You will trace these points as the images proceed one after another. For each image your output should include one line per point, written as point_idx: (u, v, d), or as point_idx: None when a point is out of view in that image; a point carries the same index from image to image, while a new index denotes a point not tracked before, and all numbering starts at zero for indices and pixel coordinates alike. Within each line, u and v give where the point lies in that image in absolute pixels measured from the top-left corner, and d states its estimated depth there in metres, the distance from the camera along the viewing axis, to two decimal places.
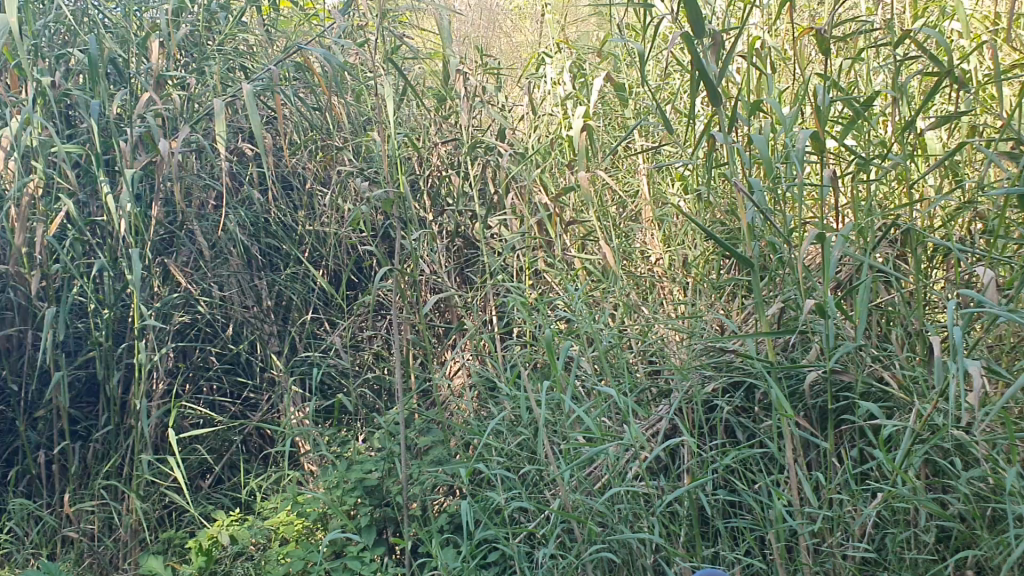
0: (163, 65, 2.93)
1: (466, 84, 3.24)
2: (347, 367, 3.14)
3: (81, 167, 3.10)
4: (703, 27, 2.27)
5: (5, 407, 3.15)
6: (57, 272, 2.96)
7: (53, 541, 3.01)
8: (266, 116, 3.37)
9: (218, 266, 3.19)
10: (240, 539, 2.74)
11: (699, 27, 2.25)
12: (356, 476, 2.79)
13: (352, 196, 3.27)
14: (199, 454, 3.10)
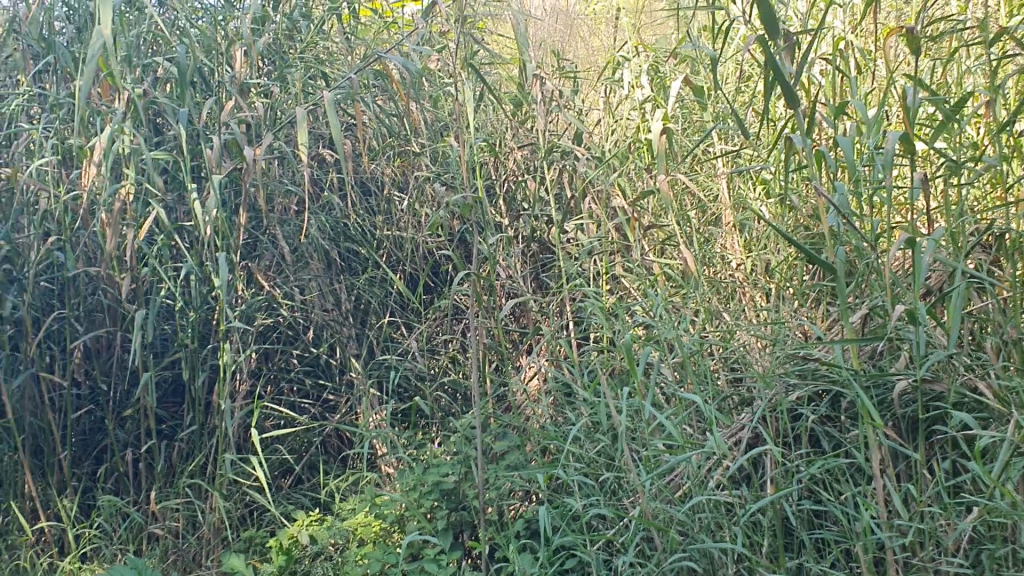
0: (247, 73, 2.99)
1: (543, 89, 3.23)
2: (424, 371, 3.15)
3: (169, 173, 3.19)
4: (781, 29, 2.22)
5: (95, 407, 3.24)
6: (146, 276, 3.04)
7: (140, 538, 3.09)
8: (346, 122, 3.42)
9: (299, 270, 3.25)
10: (319, 540, 2.79)
11: (776, 29, 2.21)
12: (433, 479, 2.78)
13: (430, 201, 3.29)
14: (281, 455, 3.16)
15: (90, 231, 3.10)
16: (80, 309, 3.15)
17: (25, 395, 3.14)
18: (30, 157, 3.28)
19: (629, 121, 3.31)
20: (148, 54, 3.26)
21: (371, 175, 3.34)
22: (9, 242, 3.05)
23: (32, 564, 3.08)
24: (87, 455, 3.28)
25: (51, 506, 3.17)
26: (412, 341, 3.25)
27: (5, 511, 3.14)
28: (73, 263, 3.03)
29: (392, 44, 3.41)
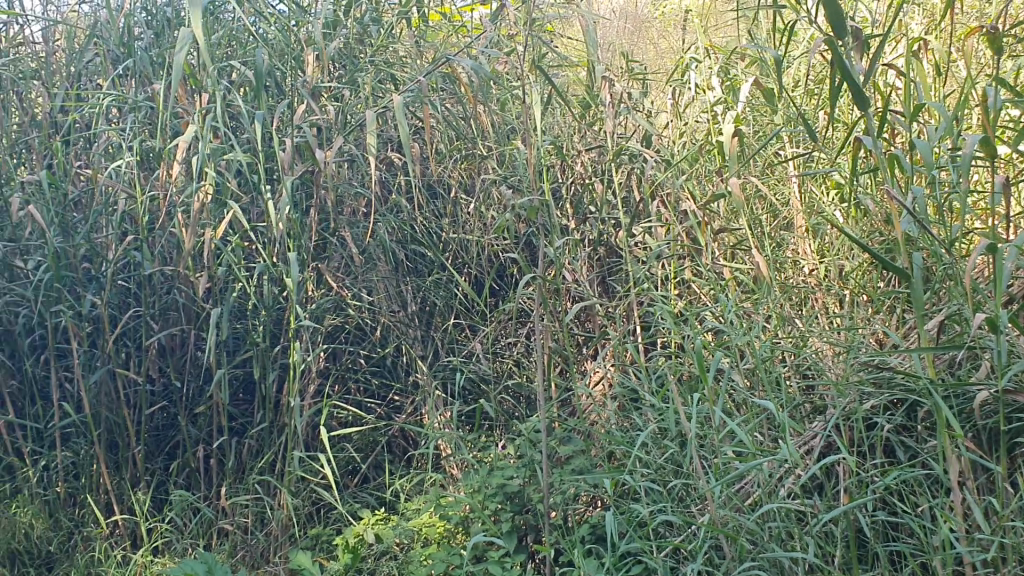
0: (319, 78, 3.03)
1: (612, 92, 3.22)
2: (489, 374, 3.16)
3: (243, 175, 3.25)
4: (847, 29, 2.18)
5: (168, 403, 3.32)
6: (220, 276, 3.11)
7: (210, 533, 3.16)
8: (414, 125, 3.44)
9: (368, 271, 3.29)
10: (384, 539, 2.82)
11: (842, 29, 2.16)
12: (497, 481, 2.78)
13: (496, 203, 3.30)
14: (348, 454, 3.20)
15: (167, 232, 3.18)
16: (156, 308, 3.23)
17: (103, 391, 3.23)
18: (109, 160, 3.38)
19: (698, 125, 3.28)
20: (223, 58, 3.32)
21: (439, 178, 3.36)
22: (89, 242, 3.15)
23: (108, 556, 3.17)
24: (160, 450, 3.36)
25: (126, 499, 3.25)
26: (478, 344, 3.25)
27: (83, 503, 3.23)
28: (150, 262, 3.11)
29: (460, 47, 3.42)
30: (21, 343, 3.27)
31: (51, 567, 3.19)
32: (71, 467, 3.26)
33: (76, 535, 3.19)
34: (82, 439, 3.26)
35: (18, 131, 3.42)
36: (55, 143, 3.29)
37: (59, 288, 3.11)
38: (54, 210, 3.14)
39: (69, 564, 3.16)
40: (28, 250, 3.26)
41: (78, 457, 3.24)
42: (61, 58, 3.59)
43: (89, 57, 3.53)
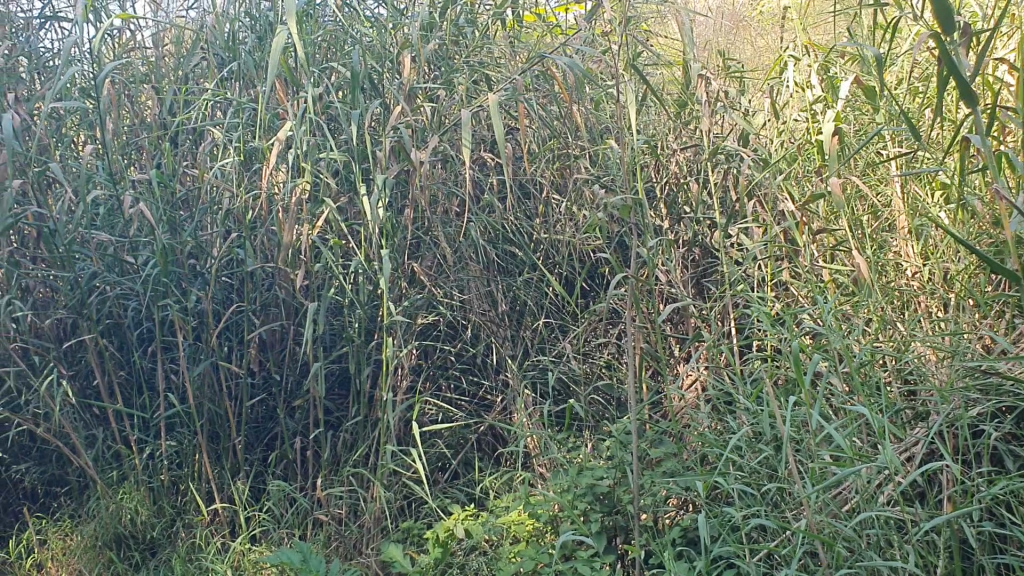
0: (415, 79, 3.07)
1: (708, 90, 3.17)
2: (579, 374, 3.16)
3: (341, 174, 3.32)
4: (956, 25, 2.09)
5: (267, 396, 3.42)
6: (317, 273, 3.18)
7: (305, 523, 3.24)
8: (508, 125, 3.46)
9: (460, 269, 3.32)
10: (474, 534, 2.85)
11: (951, 26, 2.08)
12: (587, 481, 2.77)
13: (589, 203, 3.29)
14: (439, 450, 3.24)
15: (268, 229, 3.27)
16: (257, 303, 3.33)
17: (206, 382, 3.35)
18: (214, 160, 3.50)
19: (797, 124, 3.22)
20: (322, 60, 3.40)
21: (531, 177, 3.37)
22: (195, 239, 3.26)
23: (209, 542, 3.28)
24: (258, 442, 3.47)
25: (226, 488, 3.36)
26: (568, 344, 3.25)
27: (185, 491, 3.36)
28: (252, 259, 3.21)
29: (554, 46, 3.43)
30: (130, 336, 3.41)
31: (155, 552, 3.32)
32: (175, 455, 3.39)
33: (179, 521, 3.32)
34: (185, 429, 3.38)
35: (129, 132, 3.57)
36: (165, 144, 3.42)
37: (166, 283, 3.23)
38: (163, 208, 3.26)
39: (171, 549, 3.28)
40: (138, 246, 3.39)
41: (182, 445, 3.37)
42: (169, 62, 3.72)
43: (196, 63, 3.65)
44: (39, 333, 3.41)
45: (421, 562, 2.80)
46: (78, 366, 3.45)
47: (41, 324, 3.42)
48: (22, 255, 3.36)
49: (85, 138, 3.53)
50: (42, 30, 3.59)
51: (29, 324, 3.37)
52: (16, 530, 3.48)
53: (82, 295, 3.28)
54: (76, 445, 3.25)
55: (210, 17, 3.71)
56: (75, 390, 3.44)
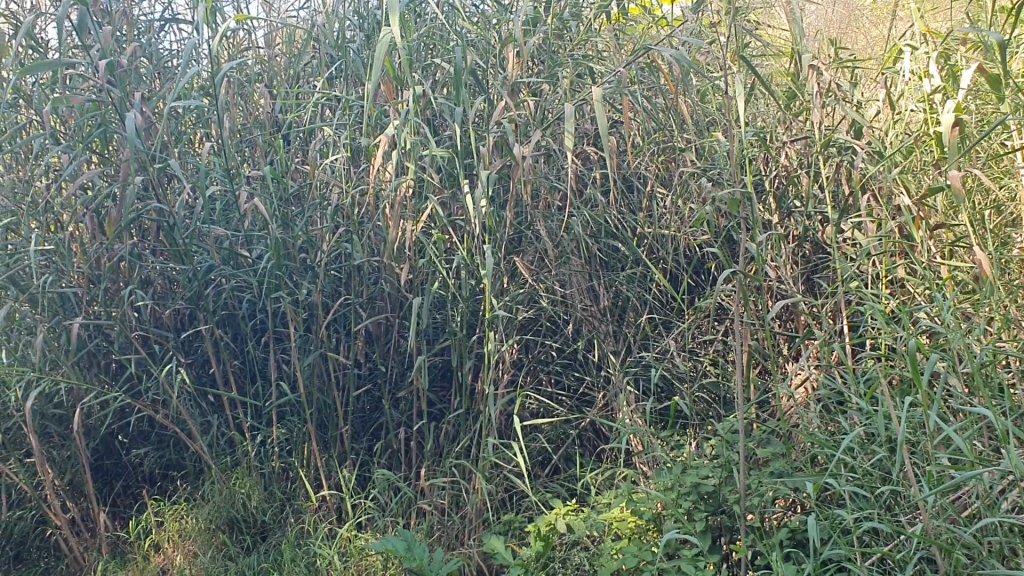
0: (519, 73, 3.07)
1: (820, 81, 3.09)
2: (684, 370, 3.13)
3: (445, 169, 3.35)
4: None
5: (373, 387, 3.50)
6: (422, 267, 3.24)
7: (409, 512, 3.30)
8: (613, 119, 3.44)
9: (562, 264, 3.29)
10: (576, 529, 2.85)
11: None
12: (692, 480, 2.74)
13: (694, 197, 3.24)
14: (541, 444, 3.25)
15: (375, 224, 3.33)
16: (364, 296, 3.41)
17: (315, 373, 3.44)
18: (324, 156, 3.58)
19: (913, 114, 3.11)
20: (428, 56, 3.44)
21: (636, 171, 3.35)
22: (305, 234, 3.35)
23: (317, 528, 3.38)
24: (364, 432, 3.55)
25: (333, 476, 3.46)
26: (673, 340, 3.22)
27: (295, 477, 3.46)
28: (359, 253, 3.28)
29: (659, 39, 3.39)
30: (244, 327, 3.53)
31: (265, 536, 3.45)
32: (285, 443, 3.49)
33: (289, 507, 3.43)
34: (295, 418, 3.49)
35: (244, 130, 3.68)
36: (278, 142, 3.53)
37: (279, 276, 3.34)
38: (276, 203, 3.36)
39: (281, 534, 3.39)
40: (252, 240, 3.51)
41: (292, 433, 3.47)
42: (281, 62, 3.83)
43: (306, 61, 3.79)
44: (160, 322, 3.56)
45: (523, 555, 2.84)
46: (194, 356, 3.59)
47: (161, 314, 3.57)
48: (144, 248, 3.51)
49: (202, 135, 3.66)
50: (162, 32, 3.74)
51: (150, 314, 3.52)
52: (137, 511, 3.65)
53: (199, 287, 3.41)
54: (192, 431, 3.39)
55: (320, 16, 3.80)
56: (192, 378, 3.58)
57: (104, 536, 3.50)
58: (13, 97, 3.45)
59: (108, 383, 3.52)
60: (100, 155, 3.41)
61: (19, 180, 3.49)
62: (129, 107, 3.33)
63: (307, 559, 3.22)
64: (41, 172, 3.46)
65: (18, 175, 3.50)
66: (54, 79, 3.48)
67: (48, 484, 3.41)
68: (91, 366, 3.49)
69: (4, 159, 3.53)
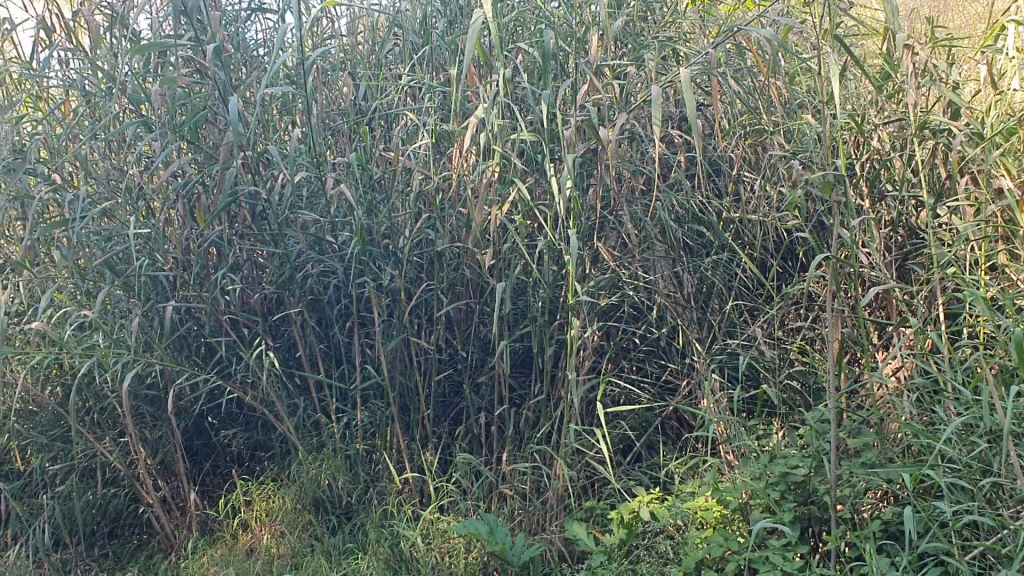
0: (604, 56, 3.03)
1: (917, 60, 2.98)
2: (771, 358, 3.07)
3: (528, 153, 3.34)
4: None
5: (454, 372, 3.52)
6: (505, 252, 3.24)
7: (491, 496, 3.32)
8: (699, 101, 3.38)
9: (646, 249, 3.25)
10: (661, 517, 2.83)
11: None
12: (780, 470, 2.70)
13: (783, 180, 3.17)
14: (622, 431, 3.23)
15: (457, 209, 3.34)
16: (446, 282, 3.42)
17: (398, 357, 3.47)
18: (408, 142, 3.60)
19: (1017, 93, 2.98)
20: (511, 40, 3.42)
21: (723, 155, 3.29)
22: (389, 220, 3.38)
23: (400, 509, 3.42)
24: (446, 416, 3.57)
25: (416, 458, 3.49)
26: (760, 327, 3.16)
27: (378, 460, 3.51)
28: (442, 238, 3.30)
29: (747, 20, 3.31)
30: (330, 311, 3.58)
31: (350, 516, 3.51)
32: (368, 425, 3.53)
33: (373, 489, 3.47)
34: (379, 401, 3.53)
35: (329, 117, 3.73)
36: (362, 128, 3.56)
37: (364, 261, 3.37)
38: (361, 190, 3.40)
39: (365, 515, 3.45)
40: (337, 226, 3.55)
41: (375, 416, 3.51)
42: (364, 50, 3.87)
43: (389, 49, 3.83)
44: (248, 306, 3.63)
45: (606, 542, 2.84)
46: (281, 339, 3.66)
47: (250, 298, 3.64)
48: (232, 233, 3.58)
49: (289, 122, 3.72)
50: (249, 22, 3.79)
51: (239, 298, 3.60)
52: (226, 490, 3.74)
53: (286, 271, 3.47)
54: (280, 413, 3.47)
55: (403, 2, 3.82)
56: (279, 360, 3.65)
57: (194, 514, 3.61)
58: (109, 86, 3.55)
59: (199, 365, 3.61)
60: (192, 142, 3.49)
61: (115, 168, 3.59)
62: (221, 95, 3.40)
63: (391, 540, 3.27)
64: (135, 160, 3.56)
65: (113, 162, 3.60)
66: (147, 67, 3.57)
67: (142, 462, 3.52)
68: (183, 349, 3.59)
69: (100, 148, 3.64)
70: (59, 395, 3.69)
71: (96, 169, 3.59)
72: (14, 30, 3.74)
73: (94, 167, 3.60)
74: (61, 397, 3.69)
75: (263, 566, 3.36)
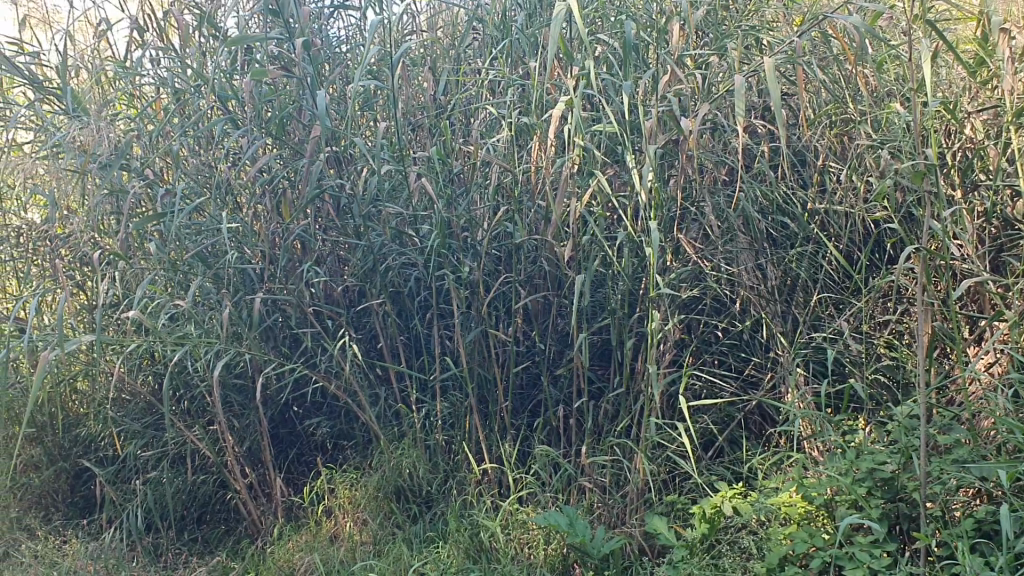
0: (686, 46, 3.00)
1: (1014, 44, 2.88)
2: (858, 352, 3.01)
3: (608, 145, 3.32)
4: None
5: (533, 364, 3.53)
6: (585, 245, 3.23)
7: (570, 488, 3.33)
8: (784, 91, 3.32)
9: (729, 240, 3.20)
10: (743, 512, 2.81)
11: None
12: (867, 466, 2.65)
13: (871, 170, 3.09)
14: (704, 425, 3.21)
15: (536, 202, 3.35)
16: (525, 274, 3.44)
17: (477, 349, 3.50)
18: (487, 135, 3.62)
19: None
20: (591, 32, 3.41)
21: (808, 145, 3.23)
22: (468, 213, 3.41)
23: (480, 500, 3.45)
24: (524, 408, 3.59)
25: (495, 449, 3.52)
26: (847, 321, 3.10)
27: (457, 450, 3.54)
28: (522, 231, 3.31)
29: (834, 6, 3.23)
30: (410, 303, 3.62)
31: (430, 505, 3.56)
32: (448, 416, 3.57)
33: (452, 479, 3.51)
34: (459, 392, 3.57)
35: (410, 112, 3.77)
36: (442, 122, 3.59)
37: (444, 254, 3.41)
38: (442, 182, 3.43)
39: (445, 504, 3.50)
40: (418, 219, 3.60)
41: (455, 407, 3.55)
42: (444, 45, 3.89)
43: (468, 42, 3.84)
44: (331, 298, 3.70)
45: (688, 537, 2.81)
46: (363, 331, 3.72)
47: (333, 290, 3.71)
48: (317, 226, 3.65)
49: (372, 118, 3.77)
50: (332, 20, 3.83)
51: (323, 290, 3.67)
52: (310, 478, 3.83)
53: (369, 264, 3.53)
54: (363, 402, 3.53)
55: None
56: (362, 352, 3.72)
57: (279, 501, 3.70)
58: (199, 83, 3.65)
59: (285, 356, 3.70)
60: (278, 137, 3.57)
61: (205, 164, 3.70)
62: (308, 92, 3.47)
63: (471, 529, 3.31)
64: (224, 156, 3.65)
65: (203, 158, 3.70)
66: (236, 64, 3.65)
67: (230, 450, 3.63)
68: (269, 340, 3.68)
69: (191, 144, 3.75)
70: (151, 383, 3.82)
71: (187, 165, 3.70)
72: (111, 30, 3.87)
73: (185, 163, 3.71)
74: (153, 385, 3.82)
75: (345, 553, 3.43)
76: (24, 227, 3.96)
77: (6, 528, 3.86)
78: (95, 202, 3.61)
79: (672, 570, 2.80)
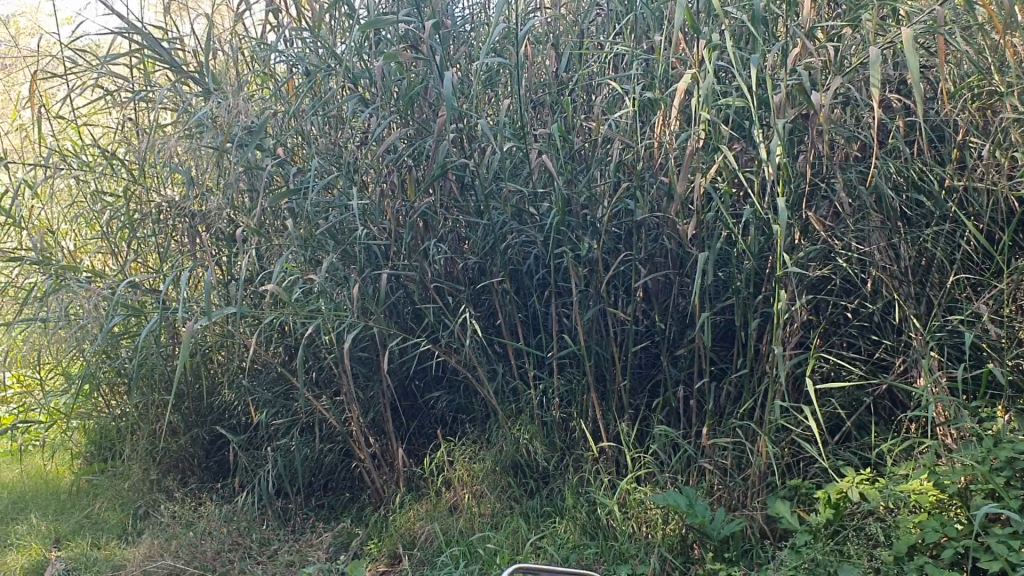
0: (820, 17, 2.90)
1: None
2: (999, 337, 2.87)
3: (735, 120, 3.24)
4: None
5: (652, 343, 3.50)
6: (708, 223, 3.18)
7: (689, 470, 3.30)
8: (922, 62, 3.16)
9: (860, 219, 3.09)
10: (870, 499, 2.73)
11: None
12: (1006, 455, 2.59)
13: (1016, 145, 2.93)
14: (831, 409, 3.12)
15: (659, 179, 3.31)
16: (646, 253, 3.40)
17: (595, 327, 3.49)
18: (609, 112, 3.59)
19: None
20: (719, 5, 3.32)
21: (947, 119, 3.07)
22: (588, 189, 3.39)
23: (597, 477, 3.46)
24: (642, 387, 3.56)
25: (612, 427, 3.51)
26: (986, 304, 2.95)
27: (574, 428, 3.55)
28: (643, 209, 3.28)
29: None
30: (530, 280, 3.64)
31: (548, 480, 3.60)
32: (565, 393, 3.58)
33: (569, 456, 3.53)
34: (576, 370, 3.57)
35: (533, 90, 3.76)
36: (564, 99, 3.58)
37: (565, 232, 3.41)
38: (563, 159, 3.43)
39: (563, 480, 3.53)
40: (539, 197, 3.60)
41: (573, 384, 3.55)
42: (567, 21, 3.86)
43: (591, 17, 3.79)
44: (453, 275, 3.76)
45: (812, 521, 2.75)
46: (483, 307, 3.76)
47: (455, 267, 3.77)
48: (440, 204, 3.71)
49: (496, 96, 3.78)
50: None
51: (445, 267, 3.73)
52: (431, 450, 3.91)
53: (490, 242, 3.57)
54: (482, 377, 3.58)
55: None
56: (481, 327, 3.76)
57: (401, 471, 3.79)
58: (330, 64, 3.74)
59: (408, 330, 3.78)
60: (405, 116, 3.65)
61: (334, 143, 3.79)
62: (435, 72, 3.52)
63: (588, 506, 3.34)
64: (353, 135, 3.74)
65: (333, 138, 3.80)
66: (364, 44, 3.72)
67: (355, 420, 3.75)
68: (393, 315, 3.77)
69: (321, 124, 3.85)
70: (282, 355, 3.97)
71: (316, 143, 3.80)
72: (246, 12, 3.99)
73: (315, 142, 3.82)
74: (283, 356, 3.97)
75: (465, 524, 3.54)
76: (164, 204, 4.14)
77: (148, 489, 4.13)
78: (232, 180, 3.76)
79: (794, 554, 2.74)
